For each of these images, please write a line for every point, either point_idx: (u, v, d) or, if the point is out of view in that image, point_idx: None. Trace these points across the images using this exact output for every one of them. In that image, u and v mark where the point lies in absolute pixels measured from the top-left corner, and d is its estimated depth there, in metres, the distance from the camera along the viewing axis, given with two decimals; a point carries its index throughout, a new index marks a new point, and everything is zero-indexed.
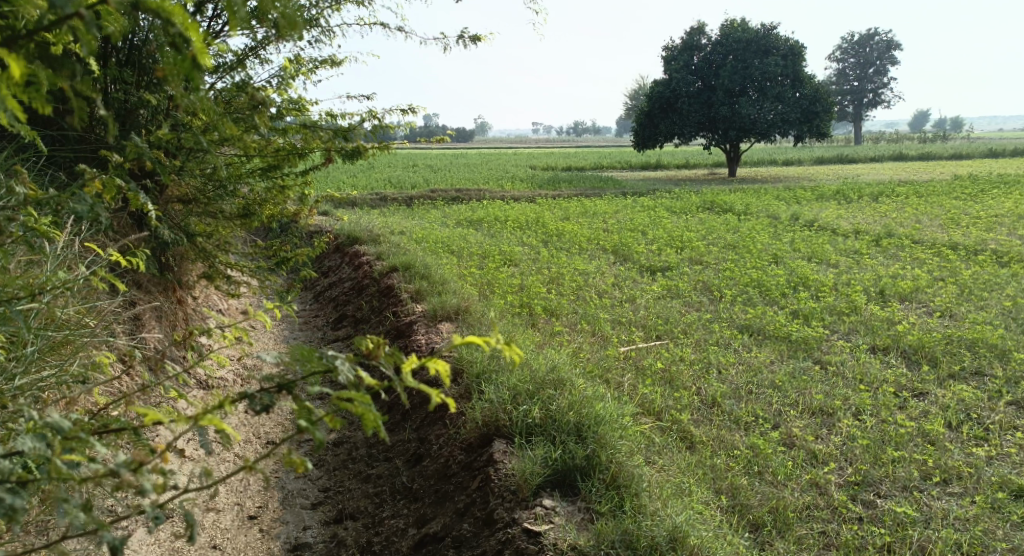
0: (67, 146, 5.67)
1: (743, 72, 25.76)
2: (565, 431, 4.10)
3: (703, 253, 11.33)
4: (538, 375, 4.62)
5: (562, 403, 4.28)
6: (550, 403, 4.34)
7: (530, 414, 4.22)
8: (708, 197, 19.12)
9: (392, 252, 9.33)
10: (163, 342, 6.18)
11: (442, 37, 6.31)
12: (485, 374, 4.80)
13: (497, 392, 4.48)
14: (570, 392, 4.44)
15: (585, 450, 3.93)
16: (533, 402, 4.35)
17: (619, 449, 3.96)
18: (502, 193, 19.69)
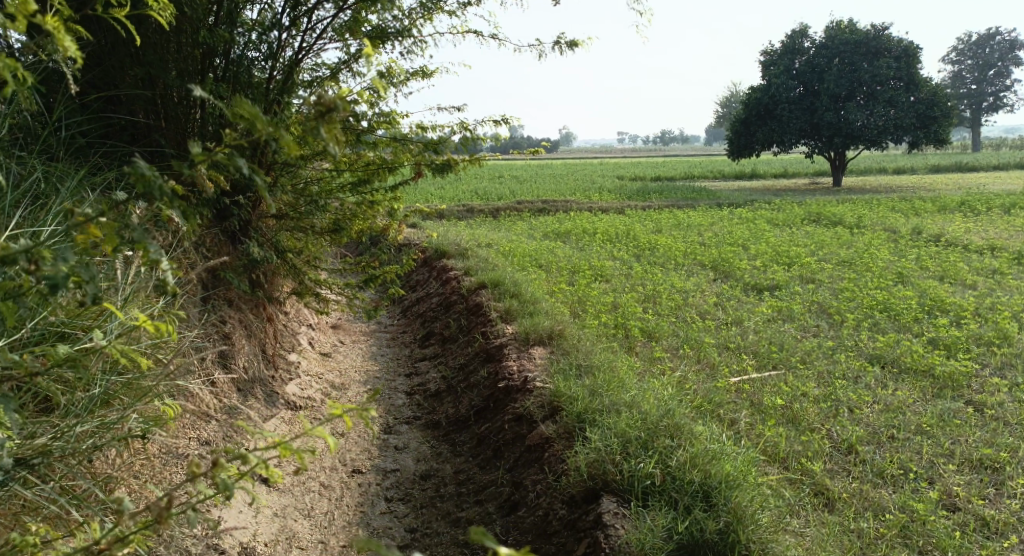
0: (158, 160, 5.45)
1: (851, 76, 24.28)
2: (688, 493, 3.58)
3: (816, 270, 10.43)
4: (652, 420, 4.07)
5: (681, 458, 3.74)
6: (669, 456, 3.80)
7: (645, 469, 3.69)
8: (814, 208, 17.97)
9: (480, 267, 8.89)
10: (249, 359, 5.87)
11: (538, 43, 5.91)
12: (590, 414, 4.26)
13: (606, 440, 3.94)
14: (691, 443, 3.89)
15: (718, 522, 3.42)
16: (650, 454, 3.81)
17: (763, 525, 3.42)
18: (590, 204, 19.09)
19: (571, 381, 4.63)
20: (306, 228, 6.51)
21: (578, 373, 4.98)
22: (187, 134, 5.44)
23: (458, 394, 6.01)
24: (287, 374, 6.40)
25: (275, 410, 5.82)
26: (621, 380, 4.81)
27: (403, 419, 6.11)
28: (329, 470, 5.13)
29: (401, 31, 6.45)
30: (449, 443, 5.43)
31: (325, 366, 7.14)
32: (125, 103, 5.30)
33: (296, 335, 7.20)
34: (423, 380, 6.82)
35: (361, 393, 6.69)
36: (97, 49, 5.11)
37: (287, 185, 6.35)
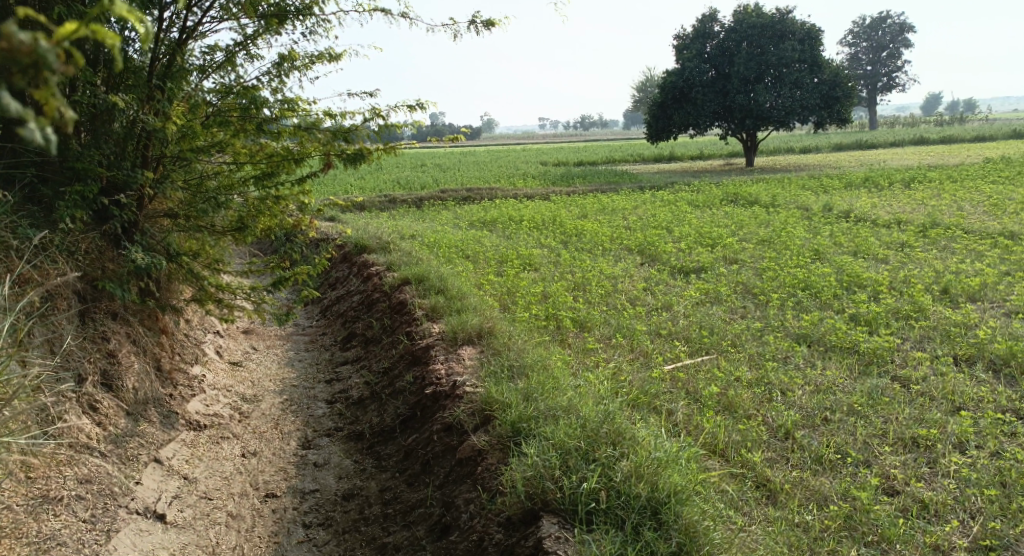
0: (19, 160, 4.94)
1: (759, 58, 24.80)
2: (636, 510, 3.41)
3: (738, 250, 10.50)
4: (592, 428, 3.86)
5: (626, 470, 3.55)
6: (613, 467, 3.61)
7: (587, 483, 3.50)
8: (732, 188, 18.27)
9: (402, 261, 8.51)
10: (144, 379, 5.39)
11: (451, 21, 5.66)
12: (525, 421, 4.02)
13: (543, 454, 3.71)
14: (636, 451, 3.70)
15: (672, 543, 3.26)
16: (594, 466, 3.61)
17: (719, 542, 3.29)
18: (514, 191, 18.88)
19: (502, 384, 4.37)
20: (206, 228, 6.00)
21: (509, 376, 4.72)
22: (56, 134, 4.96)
23: (383, 402, 5.69)
24: (191, 391, 5.92)
25: (176, 433, 5.36)
26: (555, 380, 4.58)
27: (323, 432, 5.75)
28: (239, 497, 4.91)
29: (303, 12, 6.01)
30: (373, 457, 5.13)
31: (234, 378, 6.66)
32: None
33: (200, 345, 6.68)
34: (344, 387, 6.44)
35: (277, 405, 6.27)
36: None
37: (181, 181, 5.84)
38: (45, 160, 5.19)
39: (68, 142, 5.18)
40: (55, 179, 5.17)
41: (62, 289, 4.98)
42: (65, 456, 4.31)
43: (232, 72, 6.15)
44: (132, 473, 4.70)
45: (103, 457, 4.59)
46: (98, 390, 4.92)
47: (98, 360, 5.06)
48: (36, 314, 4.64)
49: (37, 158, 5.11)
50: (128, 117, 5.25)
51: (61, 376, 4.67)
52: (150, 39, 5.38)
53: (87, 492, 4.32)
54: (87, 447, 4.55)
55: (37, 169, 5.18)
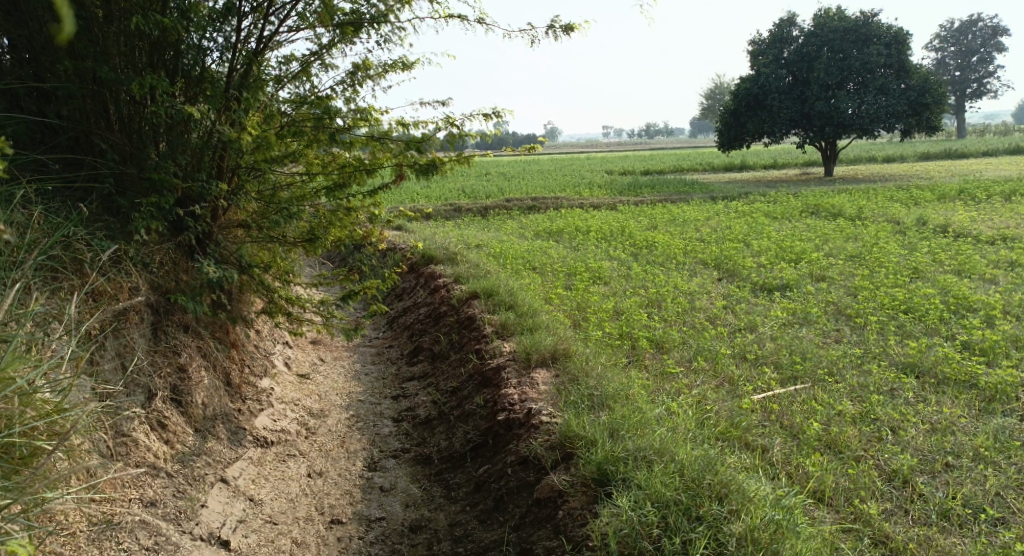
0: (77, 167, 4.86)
1: (841, 63, 23.74)
2: None
3: (825, 266, 9.85)
4: (695, 475, 3.54)
5: (738, 533, 3.21)
6: (723, 525, 3.28)
7: (696, 546, 3.16)
8: (811, 199, 17.45)
9: (471, 273, 8.20)
10: (211, 394, 5.21)
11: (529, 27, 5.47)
12: (614, 460, 3.65)
13: (639, 508, 3.36)
14: (746, 507, 3.37)
15: None
16: (702, 524, 3.28)
17: None
18: (580, 200, 18.45)
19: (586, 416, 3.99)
20: (277, 239, 5.82)
21: (591, 407, 4.32)
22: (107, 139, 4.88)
23: (452, 424, 5.35)
24: (259, 405, 5.72)
25: (243, 451, 5.15)
26: (641, 413, 4.13)
27: (390, 453, 5.45)
28: (304, 522, 4.64)
29: (378, 20, 5.77)
30: (442, 485, 4.80)
31: (302, 391, 6.45)
32: (57, 99, 4.84)
33: (269, 356, 6.50)
34: (411, 405, 6.14)
35: (343, 421, 6.01)
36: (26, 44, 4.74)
37: (254, 192, 5.68)
38: (122, 170, 5.09)
39: (145, 152, 5.07)
40: (129, 189, 5.06)
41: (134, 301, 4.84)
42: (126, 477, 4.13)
43: (306, 82, 5.96)
44: (198, 495, 4.49)
45: (169, 479, 4.40)
46: (167, 406, 4.76)
47: (168, 375, 4.90)
48: (105, 327, 4.49)
49: (114, 167, 5.01)
50: (204, 127, 5.09)
51: (129, 391, 4.52)
52: (228, 49, 5.20)
53: (152, 517, 4.12)
54: (154, 468, 4.37)
55: (114, 178, 5.08)
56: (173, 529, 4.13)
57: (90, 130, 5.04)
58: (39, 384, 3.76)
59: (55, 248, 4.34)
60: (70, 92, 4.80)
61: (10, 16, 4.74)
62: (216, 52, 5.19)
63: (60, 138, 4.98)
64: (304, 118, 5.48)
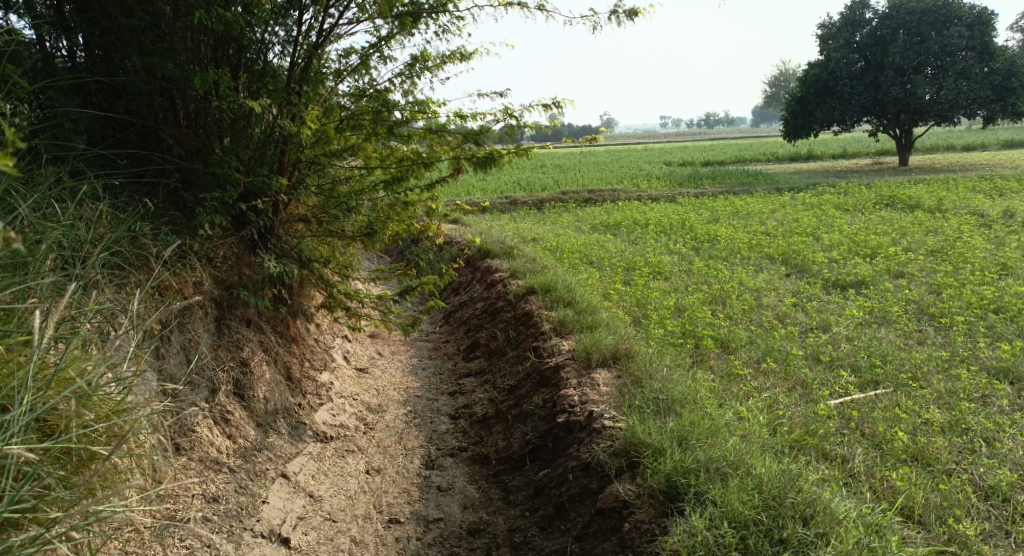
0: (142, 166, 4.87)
1: (918, 47, 22.68)
2: None
3: (905, 262, 9.55)
4: (782, 494, 3.32)
5: None
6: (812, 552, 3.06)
7: None
8: (884, 190, 16.73)
9: (528, 268, 8.04)
10: (272, 389, 5.17)
11: (591, 13, 5.60)
12: (685, 473, 3.49)
13: (715, 528, 3.19)
14: (834, 529, 3.16)
15: None
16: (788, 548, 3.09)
17: None
18: (639, 193, 18.10)
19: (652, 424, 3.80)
20: (336, 233, 5.76)
21: (658, 415, 4.10)
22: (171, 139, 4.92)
23: (510, 423, 5.21)
24: (319, 400, 5.68)
25: (303, 446, 5.11)
26: (712, 419, 3.98)
27: (447, 451, 5.34)
28: (362, 520, 4.55)
29: (436, 10, 5.65)
30: (500, 487, 4.66)
31: (360, 385, 6.40)
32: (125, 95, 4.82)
33: (328, 350, 6.47)
34: (468, 402, 6.02)
35: (400, 417, 5.93)
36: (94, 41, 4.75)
37: (314, 187, 5.63)
38: (187, 165, 5.06)
39: (208, 147, 5.05)
40: (194, 184, 5.07)
41: (200, 295, 4.81)
42: (187, 473, 4.08)
43: (365, 75, 5.88)
44: (259, 491, 4.44)
45: (231, 474, 4.36)
46: (230, 400, 4.72)
47: (231, 368, 4.87)
48: (171, 321, 4.44)
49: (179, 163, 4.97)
50: (266, 121, 5.04)
51: (194, 385, 4.48)
52: (290, 43, 5.14)
53: (213, 514, 4.08)
54: (217, 463, 4.32)
55: (179, 173, 5.06)
56: (235, 527, 4.09)
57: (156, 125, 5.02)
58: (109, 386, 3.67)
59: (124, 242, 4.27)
60: (137, 88, 4.77)
61: (81, 13, 4.75)
62: (279, 46, 5.11)
63: (128, 134, 4.96)
64: (364, 112, 5.41)
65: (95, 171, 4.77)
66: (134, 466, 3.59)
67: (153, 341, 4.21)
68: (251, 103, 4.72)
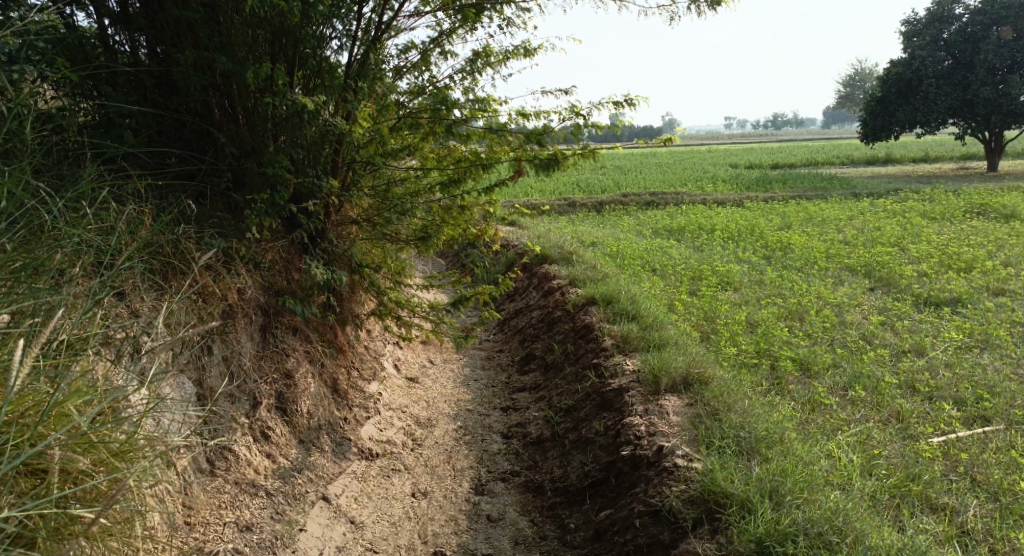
0: (190, 165, 4.61)
1: (1013, 45, 21.30)
2: None
3: (1006, 279, 8.91)
4: None
5: None
6: None
7: None
8: (974, 198, 15.67)
9: (588, 275, 7.59)
10: (316, 402, 4.86)
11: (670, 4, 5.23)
12: (783, 537, 3.14)
13: None
14: None
15: None
16: None
17: None
18: (703, 195, 17.43)
19: (740, 472, 3.45)
20: (389, 237, 5.43)
21: (746, 462, 3.65)
22: (221, 137, 4.65)
23: (567, 449, 4.77)
24: (366, 412, 5.36)
25: (346, 464, 4.78)
26: (810, 469, 3.58)
27: (498, 475, 4.94)
28: (406, 552, 4.19)
29: (501, 1, 5.25)
30: (556, 523, 4.24)
31: (409, 396, 6.07)
32: (181, 91, 4.53)
33: (378, 358, 6.16)
34: (522, 420, 5.60)
35: (450, 433, 5.55)
36: (147, 32, 4.50)
37: (368, 188, 5.30)
38: (239, 165, 4.76)
39: (257, 144, 4.74)
40: (244, 183, 4.79)
41: (246, 302, 4.55)
42: (217, 500, 3.80)
43: (425, 72, 5.54)
44: (296, 518, 4.13)
45: (268, 498, 4.06)
46: (271, 415, 4.44)
47: (274, 381, 4.58)
48: (212, 331, 4.17)
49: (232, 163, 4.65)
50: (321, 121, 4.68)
51: (234, 399, 4.21)
52: (348, 37, 4.83)
53: (246, 544, 3.78)
54: (253, 486, 4.04)
55: (231, 174, 4.76)
56: None
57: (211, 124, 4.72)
58: (138, 404, 3.41)
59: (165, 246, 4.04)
60: (190, 83, 4.48)
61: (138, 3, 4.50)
62: (336, 40, 4.82)
63: (181, 132, 4.69)
64: (422, 111, 5.06)
65: (146, 170, 4.52)
66: (153, 503, 3.21)
67: (189, 355, 3.94)
68: (304, 100, 4.41)
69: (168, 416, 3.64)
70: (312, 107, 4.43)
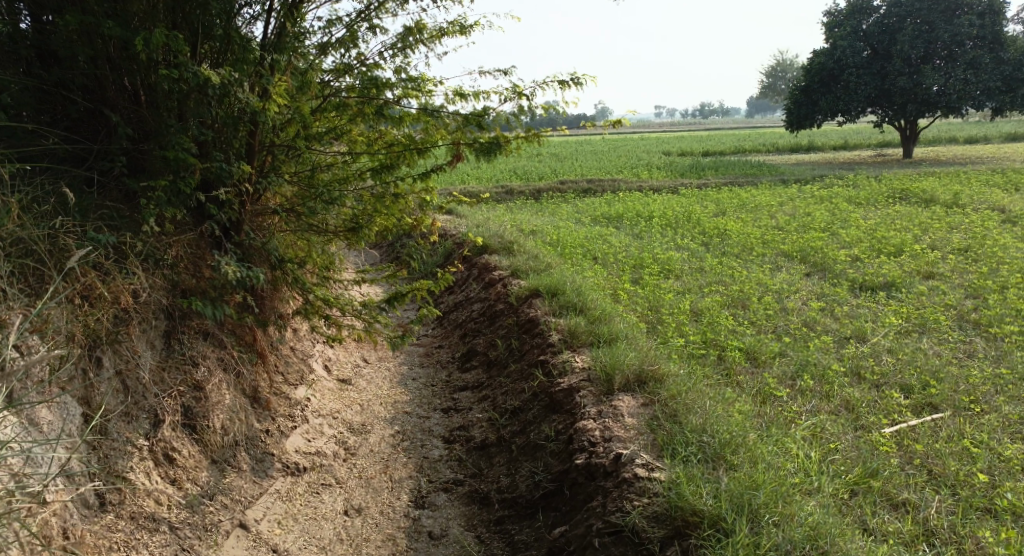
0: (78, 149, 4.10)
1: (927, 35, 21.96)
2: None
3: (935, 262, 9.00)
4: None
5: None
6: None
7: None
8: (896, 183, 16.01)
9: (529, 265, 7.28)
10: (232, 415, 4.42)
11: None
12: None
13: None
14: None
15: None
16: None
17: None
18: (639, 183, 17.36)
19: (708, 485, 3.23)
20: (315, 228, 4.99)
21: (712, 471, 3.43)
22: (115, 117, 4.14)
23: (515, 456, 4.46)
24: (292, 422, 4.95)
25: (268, 484, 4.38)
26: (779, 477, 3.40)
27: (440, 486, 4.58)
28: None
29: None
30: (504, 540, 3.93)
31: (342, 400, 5.65)
32: (65, 63, 4.01)
33: (307, 361, 5.74)
34: (463, 423, 5.23)
35: (387, 439, 5.16)
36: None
37: (290, 175, 4.85)
38: (137, 148, 4.26)
39: (156, 124, 4.22)
40: (143, 169, 4.29)
41: (146, 304, 4.07)
42: (104, 539, 3.38)
43: (352, 49, 5.11)
44: None
45: (170, 534, 3.66)
46: (177, 435, 4.00)
47: (181, 394, 4.12)
48: (101, 342, 3.72)
49: (128, 145, 4.15)
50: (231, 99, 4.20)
51: (130, 418, 3.77)
52: (260, 5, 4.35)
53: None
54: (152, 520, 3.63)
55: (128, 158, 4.26)
56: None
57: (103, 101, 4.21)
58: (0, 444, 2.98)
59: (39, 244, 3.57)
60: (75, 53, 3.96)
61: None
62: (248, 7, 4.34)
63: (68, 111, 4.17)
64: (349, 90, 4.64)
65: (26, 156, 4.01)
66: None
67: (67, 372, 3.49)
68: (208, 75, 3.93)
69: (42, 448, 3.22)
70: (216, 81, 3.95)
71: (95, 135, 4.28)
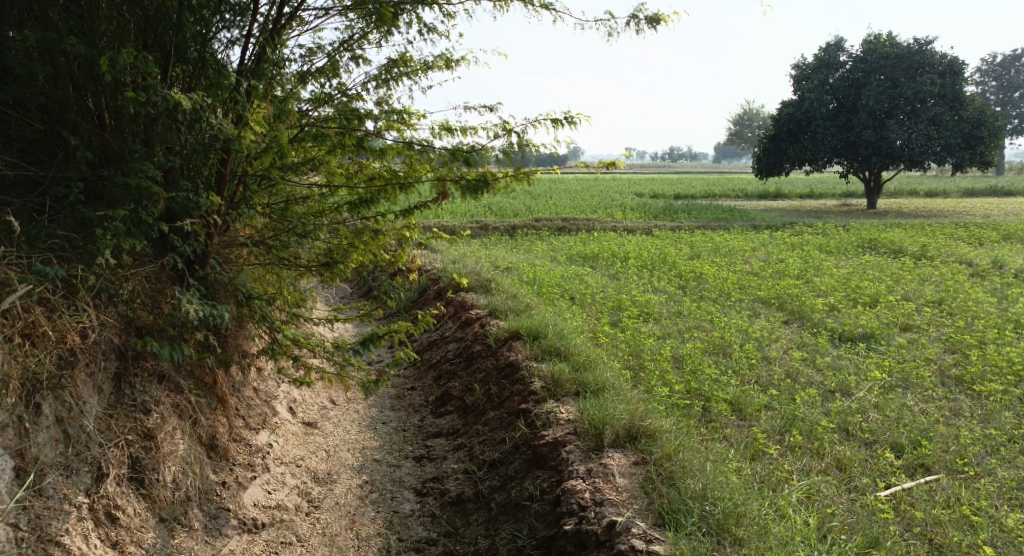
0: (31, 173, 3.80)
1: (891, 91, 22.52)
2: None
3: (911, 314, 8.97)
4: None
5: None
6: None
7: None
8: (864, 233, 16.19)
9: (507, 306, 7.03)
10: (185, 467, 4.12)
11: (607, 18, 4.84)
12: None
13: None
14: None
15: None
16: None
17: None
18: (613, 223, 17.30)
19: None
20: (287, 263, 4.70)
21: (717, 546, 3.37)
22: (74, 140, 3.84)
23: (494, 515, 4.22)
24: (251, 472, 4.64)
25: (221, 545, 4.09)
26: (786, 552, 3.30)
27: (411, 545, 4.26)
28: None
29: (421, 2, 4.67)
30: None
31: (307, 446, 5.31)
32: (22, 80, 3.72)
33: (271, 403, 5.41)
34: (438, 474, 4.91)
35: (354, 491, 4.81)
36: None
37: (261, 207, 4.59)
38: (97, 174, 3.96)
39: (118, 149, 3.93)
40: (102, 197, 3.98)
41: (95, 344, 3.81)
42: None
43: (333, 78, 4.88)
44: None
45: None
46: (122, 491, 3.71)
47: (128, 443, 3.84)
48: (42, 388, 3.45)
49: (87, 170, 3.85)
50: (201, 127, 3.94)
51: (70, 472, 3.48)
52: (237, 28, 4.12)
53: None
54: None
55: (86, 183, 3.94)
56: None
57: (62, 122, 3.90)
58: None
59: None
60: (33, 70, 3.67)
61: None
62: (226, 30, 4.09)
63: (22, 131, 3.87)
64: (329, 120, 4.40)
65: None
66: None
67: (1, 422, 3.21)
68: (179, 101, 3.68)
69: None
70: (186, 107, 3.69)
71: (52, 157, 3.97)
